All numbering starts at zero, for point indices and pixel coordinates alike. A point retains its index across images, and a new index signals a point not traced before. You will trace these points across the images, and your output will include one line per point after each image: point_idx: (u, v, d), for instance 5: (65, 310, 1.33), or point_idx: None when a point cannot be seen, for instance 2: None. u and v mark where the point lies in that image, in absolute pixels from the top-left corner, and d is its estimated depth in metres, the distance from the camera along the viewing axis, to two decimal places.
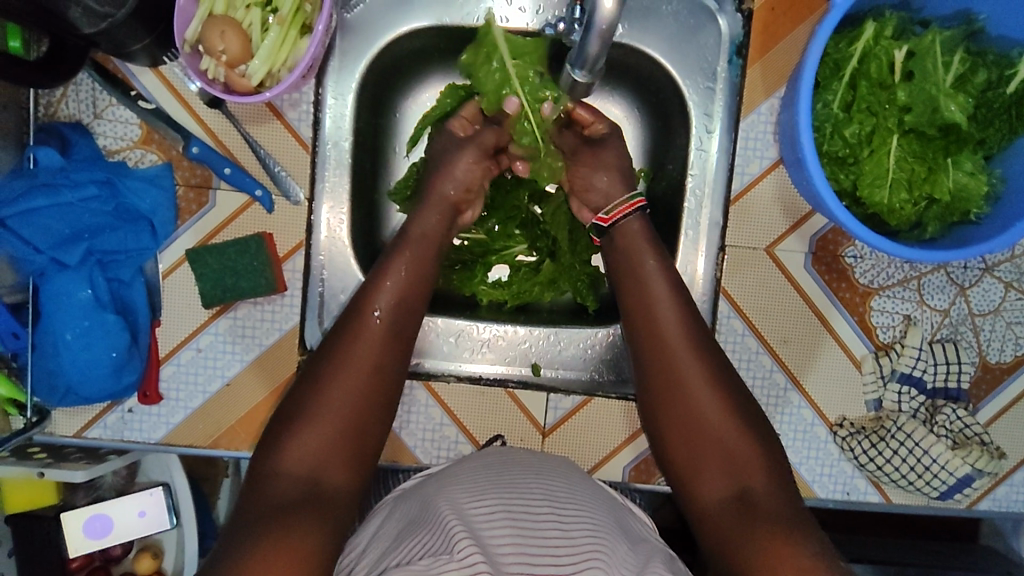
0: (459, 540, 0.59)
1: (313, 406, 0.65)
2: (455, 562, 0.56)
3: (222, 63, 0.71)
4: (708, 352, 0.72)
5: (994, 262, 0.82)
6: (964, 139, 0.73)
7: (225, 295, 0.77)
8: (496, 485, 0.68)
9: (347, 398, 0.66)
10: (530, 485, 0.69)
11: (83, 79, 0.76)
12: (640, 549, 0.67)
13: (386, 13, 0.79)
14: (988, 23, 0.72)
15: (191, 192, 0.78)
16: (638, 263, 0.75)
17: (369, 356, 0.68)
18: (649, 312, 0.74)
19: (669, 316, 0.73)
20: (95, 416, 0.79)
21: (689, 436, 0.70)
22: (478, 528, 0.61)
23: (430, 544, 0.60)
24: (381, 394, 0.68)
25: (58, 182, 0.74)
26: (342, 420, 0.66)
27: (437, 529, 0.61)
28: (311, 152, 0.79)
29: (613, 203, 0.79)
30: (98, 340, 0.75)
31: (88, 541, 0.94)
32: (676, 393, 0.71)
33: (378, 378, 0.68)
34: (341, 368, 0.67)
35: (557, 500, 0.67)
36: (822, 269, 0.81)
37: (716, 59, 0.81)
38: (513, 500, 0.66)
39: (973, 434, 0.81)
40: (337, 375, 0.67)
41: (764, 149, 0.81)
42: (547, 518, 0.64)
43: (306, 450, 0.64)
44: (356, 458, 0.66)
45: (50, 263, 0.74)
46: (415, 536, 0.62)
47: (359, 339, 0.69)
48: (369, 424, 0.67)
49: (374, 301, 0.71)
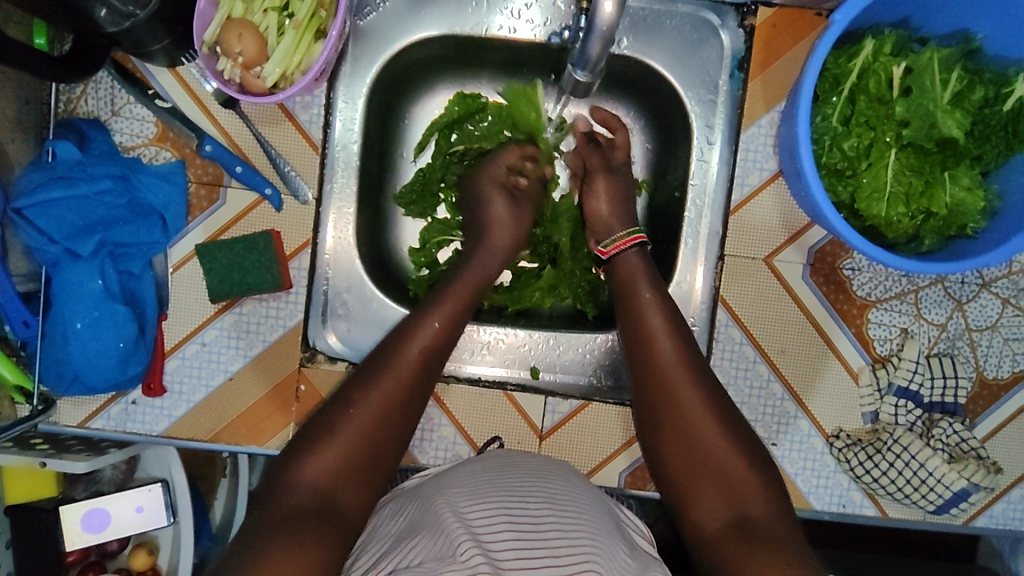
0: (463, 543, 0.60)
1: (339, 425, 0.66)
2: (457, 564, 0.57)
3: (238, 64, 0.74)
4: (703, 375, 0.72)
5: (991, 277, 0.83)
6: (962, 154, 0.74)
7: (232, 289, 0.78)
8: (495, 488, 0.69)
9: (378, 404, 0.68)
10: (529, 488, 0.69)
11: (103, 77, 0.78)
12: (638, 559, 0.68)
13: (400, 20, 0.81)
14: (985, 43, 0.74)
15: (203, 189, 0.79)
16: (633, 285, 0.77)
17: (399, 386, 0.69)
18: (642, 321, 0.75)
19: (658, 324, 0.74)
20: (100, 406, 0.80)
21: (684, 457, 0.70)
22: (480, 532, 0.62)
23: (431, 548, 0.61)
24: (411, 402, 0.70)
25: (75, 175, 0.75)
26: (363, 439, 0.66)
27: (438, 531, 0.62)
28: (320, 154, 0.82)
29: (616, 236, 0.82)
30: (106, 331, 0.75)
31: (85, 535, 0.96)
32: (685, 416, 0.71)
33: (405, 403, 0.69)
34: (368, 388, 0.68)
35: (556, 502, 0.68)
36: (820, 280, 0.82)
37: (718, 73, 0.82)
38: (512, 503, 0.66)
39: (969, 448, 0.81)
40: (366, 398, 0.67)
41: (764, 161, 0.82)
42: (547, 522, 0.64)
43: (331, 460, 0.65)
44: (369, 478, 0.66)
45: (64, 253, 0.75)
46: (416, 538, 0.63)
47: (393, 368, 0.70)
48: (384, 438, 0.67)
49: (412, 337, 0.72)
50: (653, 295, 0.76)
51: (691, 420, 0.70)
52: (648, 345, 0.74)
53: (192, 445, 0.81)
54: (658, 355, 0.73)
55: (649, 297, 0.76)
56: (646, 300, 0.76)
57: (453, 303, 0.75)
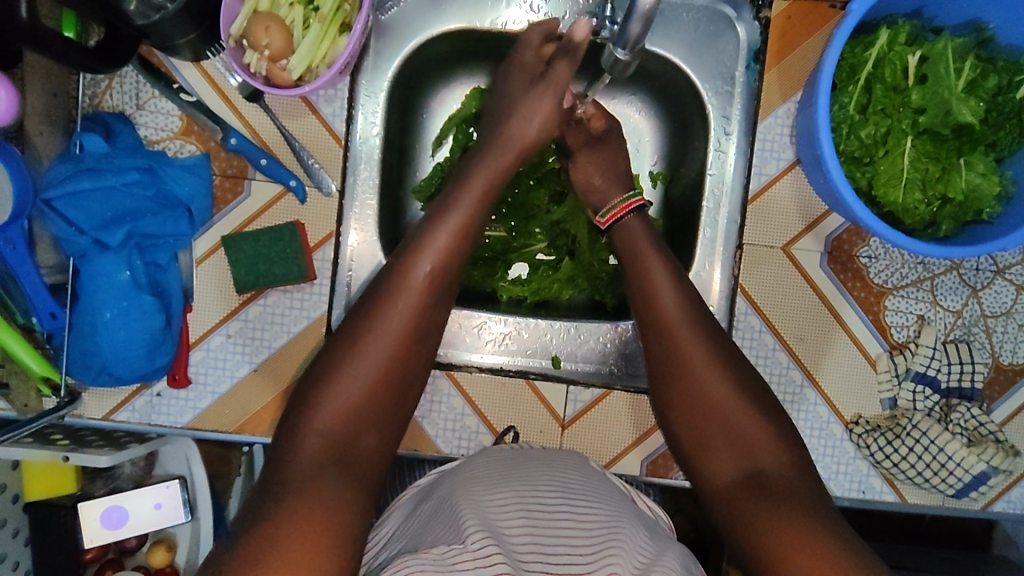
0: (472, 530, 0.59)
1: (360, 351, 0.62)
2: (468, 552, 0.56)
3: (265, 58, 0.75)
4: (723, 361, 0.70)
5: (1005, 264, 0.84)
6: (977, 140, 0.75)
7: (258, 281, 0.79)
8: (510, 480, 0.68)
9: (400, 322, 0.64)
10: (543, 479, 0.69)
11: (128, 72, 0.79)
12: (658, 543, 0.66)
13: (420, 14, 0.83)
14: (997, 33, 0.75)
15: (228, 181, 0.80)
16: (644, 269, 0.75)
17: (419, 301, 0.64)
18: (652, 307, 0.73)
19: (671, 308, 0.72)
20: (123, 399, 0.80)
21: (704, 446, 0.70)
22: (493, 518, 0.61)
23: (445, 538, 0.60)
24: (434, 316, 0.66)
25: (102, 167, 0.76)
26: (377, 379, 0.62)
27: (453, 523, 0.61)
28: (343, 147, 0.82)
29: (610, 205, 0.82)
30: (135, 321, 0.76)
31: (104, 532, 0.96)
32: (707, 400, 0.69)
33: (413, 340, 0.64)
34: (367, 328, 0.63)
35: (571, 494, 0.67)
36: (837, 267, 0.83)
37: (734, 64, 0.83)
38: (527, 494, 0.65)
39: (987, 432, 0.83)
40: (377, 329, 0.63)
41: (781, 150, 0.84)
42: (562, 513, 0.63)
43: (353, 389, 0.62)
44: (387, 417, 0.63)
45: (92, 244, 0.76)
46: (433, 532, 0.62)
47: (409, 282, 0.64)
48: (411, 355, 0.64)
49: (420, 254, 0.66)
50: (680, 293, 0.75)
51: (711, 403, 0.69)
52: (665, 329, 0.72)
53: (216, 437, 0.82)
54: (672, 338, 0.71)
55: (663, 283, 0.74)
56: (657, 285, 0.74)
57: (459, 224, 0.68)
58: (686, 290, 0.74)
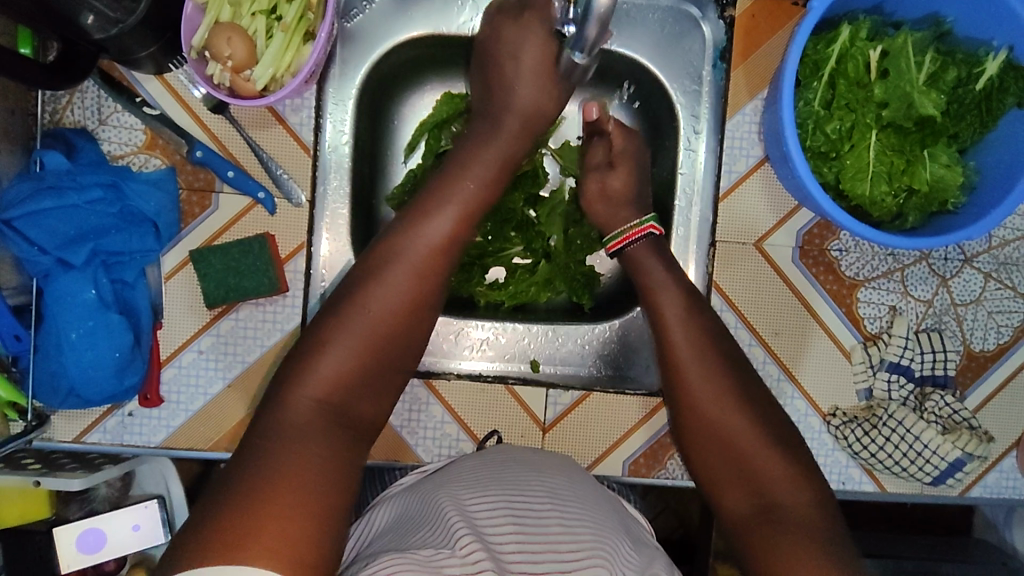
0: (461, 537, 0.58)
1: (346, 320, 0.64)
2: (456, 558, 0.56)
3: (228, 69, 0.73)
4: (716, 369, 0.72)
5: (972, 253, 0.85)
6: (939, 132, 0.76)
7: (228, 295, 0.78)
8: (498, 483, 0.68)
9: (398, 295, 0.66)
10: (531, 483, 0.68)
11: (89, 87, 0.78)
12: (643, 553, 0.66)
13: (385, 21, 0.82)
14: (955, 26, 0.76)
15: (194, 195, 0.79)
16: (648, 280, 0.77)
17: (413, 273, 0.67)
18: (656, 308, 0.76)
19: (673, 315, 0.75)
20: (96, 420, 0.79)
21: (705, 448, 0.71)
22: (479, 524, 0.61)
23: (430, 539, 0.59)
24: (430, 295, 0.68)
25: (64, 185, 0.74)
26: (366, 344, 0.64)
27: (438, 524, 0.61)
28: (311, 156, 0.81)
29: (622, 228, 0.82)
30: (102, 340, 0.74)
31: (80, 556, 0.93)
32: (697, 401, 0.71)
33: (406, 318, 0.66)
34: (363, 298, 0.65)
35: (559, 498, 0.66)
36: (810, 262, 0.84)
37: (702, 64, 0.84)
38: (515, 497, 0.65)
39: (961, 419, 0.84)
40: (371, 293, 0.65)
41: (750, 147, 0.84)
42: (551, 517, 0.63)
43: (336, 370, 0.62)
44: (377, 384, 0.64)
45: (56, 264, 0.74)
46: (415, 532, 0.62)
47: (406, 255, 0.67)
48: (410, 328, 0.67)
49: (416, 230, 0.68)
50: (666, 301, 0.75)
51: (703, 404, 0.71)
52: (666, 341, 0.74)
53: (191, 456, 0.80)
54: (671, 345, 0.73)
55: (663, 284, 0.77)
56: (659, 293, 0.76)
57: (462, 211, 0.70)
58: (687, 295, 0.76)
